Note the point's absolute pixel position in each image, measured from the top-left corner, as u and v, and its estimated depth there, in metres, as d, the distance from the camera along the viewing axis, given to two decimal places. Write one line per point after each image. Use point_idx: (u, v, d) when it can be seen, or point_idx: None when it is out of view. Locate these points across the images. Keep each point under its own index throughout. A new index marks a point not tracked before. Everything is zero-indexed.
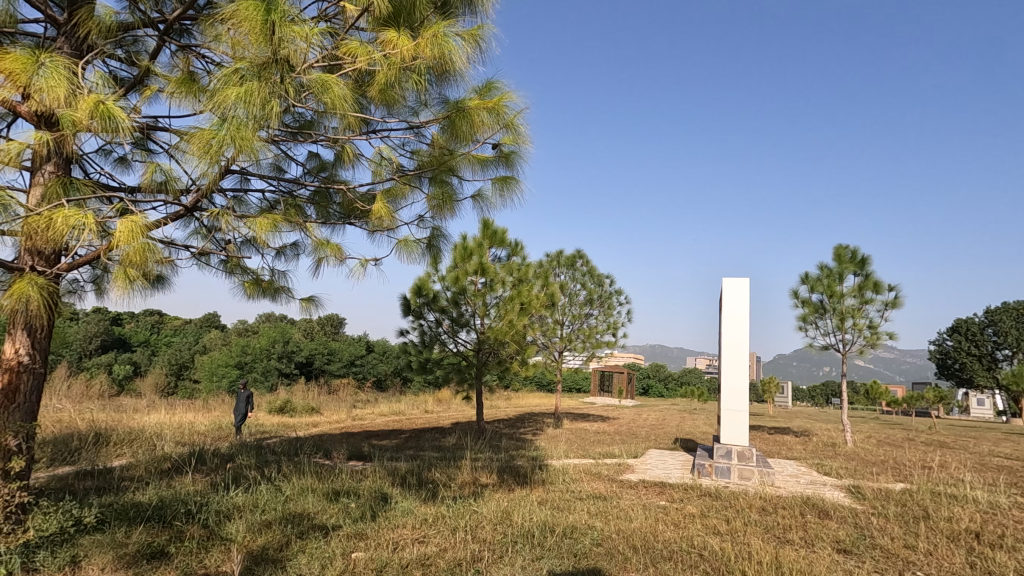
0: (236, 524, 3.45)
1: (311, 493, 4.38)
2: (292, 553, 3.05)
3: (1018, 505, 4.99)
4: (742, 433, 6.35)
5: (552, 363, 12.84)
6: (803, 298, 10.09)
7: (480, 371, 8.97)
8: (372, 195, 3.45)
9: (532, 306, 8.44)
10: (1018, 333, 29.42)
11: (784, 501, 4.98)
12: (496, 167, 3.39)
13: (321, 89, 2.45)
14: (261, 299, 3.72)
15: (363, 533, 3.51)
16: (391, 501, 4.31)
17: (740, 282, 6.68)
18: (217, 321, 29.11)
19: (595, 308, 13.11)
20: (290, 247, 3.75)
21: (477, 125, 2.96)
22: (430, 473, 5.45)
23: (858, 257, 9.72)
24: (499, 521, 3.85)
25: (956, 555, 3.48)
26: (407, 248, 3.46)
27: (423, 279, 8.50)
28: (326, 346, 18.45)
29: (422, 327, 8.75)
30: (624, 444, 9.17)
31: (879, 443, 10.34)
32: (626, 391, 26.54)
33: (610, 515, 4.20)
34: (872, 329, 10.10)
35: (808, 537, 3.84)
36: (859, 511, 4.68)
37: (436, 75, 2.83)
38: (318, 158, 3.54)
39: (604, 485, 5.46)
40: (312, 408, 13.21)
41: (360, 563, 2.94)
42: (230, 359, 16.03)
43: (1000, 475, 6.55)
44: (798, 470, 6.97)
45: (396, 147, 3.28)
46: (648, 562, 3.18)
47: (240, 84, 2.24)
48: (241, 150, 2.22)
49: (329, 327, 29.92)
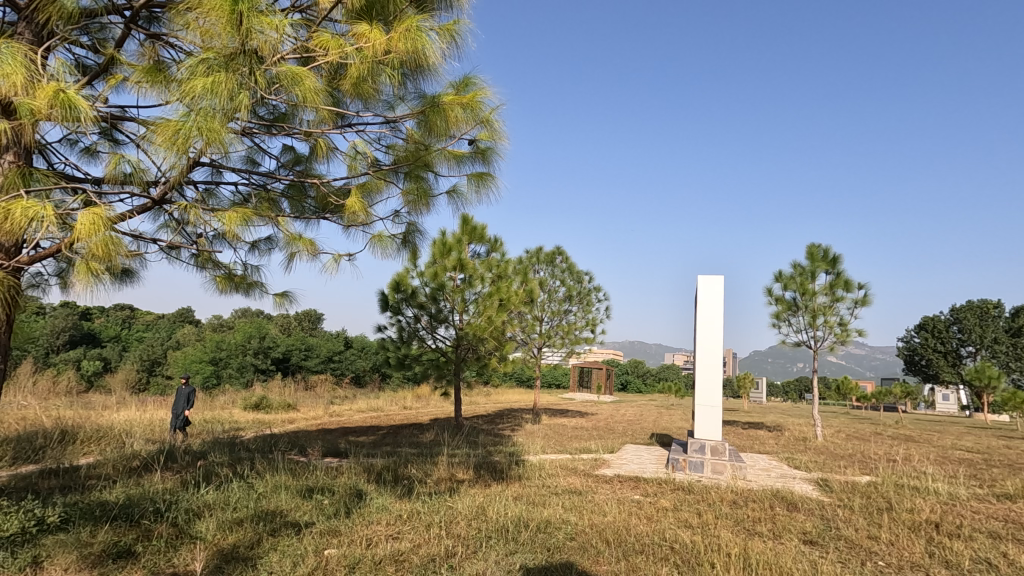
0: (207, 522, 3.39)
1: (284, 489, 4.34)
2: (264, 550, 3.01)
3: (977, 496, 5.18)
4: (715, 428, 6.48)
5: (531, 359, 12.87)
6: (777, 296, 10.28)
7: (459, 367, 8.96)
8: (347, 189, 3.41)
9: (510, 302, 8.44)
10: (982, 331, 30.45)
11: (754, 494, 5.09)
12: (472, 163, 3.39)
13: (292, 82, 2.41)
14: (233, 294, 3.67)
15: (336, 530, 3.49)
16: (367, 497, 4.29)
17: (715, 280, 6.80)
18: (190, 316, 28.57)
19: (574, 304, 13.20)
20: (264, 242, 3.70)
21: (452, 121, 2.95)
22: (407, 469, 5.44)
23: (830, 256, 9.95)
24: (474, 516, 3.87)
25: (916, 544, 3.60)
26: (382, 243, 3.44)
27: (401, 274, 8.44)
28: (304, 342, 18.23)
29: (400, 323, 8.70)
30: (601, 439, 9.26)
31: (848, 437, 10.62)
32: (604, 387, 26.78)
33: (584, 509, 4.24)
34: (842, 326, 10.35)
35: (776, 529, 3.93)
36: (826, 503, 4.81)
37: (410, 70, 2.81)
38: (293, 152, 3.49)
39: (580, 480, 5.51)
40: (288, 404, 13.05)
41: (332, 560, 2.93)
42: (205, 355, 15.75)
43: (961, 468, 6.78)
44: (769, 464, 7.12)
45: (372, 141, 3.26)
46: (620, 555, 3.22)
47: (207, 74, 2.20)
48: (210, 142, 2.18)
49: (307, 323, 29.52)
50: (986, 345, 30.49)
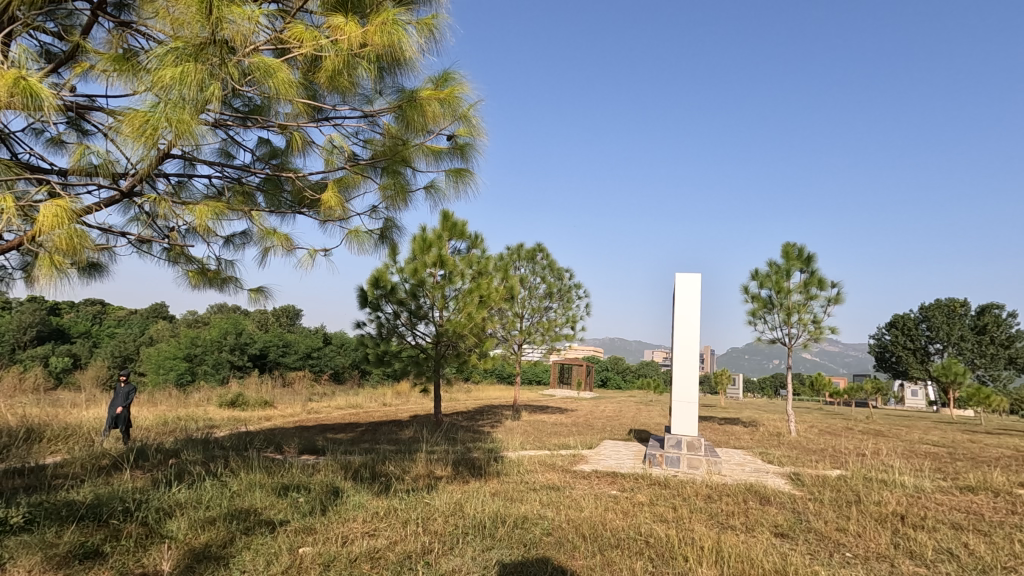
0: (178, 522, 3.33)
1: (258, 488, 4.29)
2: (236, 550, 2.97)
3: (941, 488, 5.36)
4: (691, 424, 6.57)
5: (511, 356, 12.90)
6: (753, 294, 10.45)
7: (438, 364, 8.93)
8: (324, 183, 3.37)
9: (491, 299, 8.44)
10: (949, 329, 31.40)
11: (728, 488, 5.18)
12: (451, 158, 3.38)
13: (265, 74, 2.37)
14: (207, 289, 3.61)
15: (312, 527, 3.47)
16: (343, 495, 4.26)
17: (694, 278, 6.88)
18: (164, 312, 28.01)
19: (555, 301, 13.25)
20: (239, 236, 3.63)
21: (430, 116, 2.93)
22: (384, 466, 5.41)
23: (804, 254, 10.14)
24: (451, 513, 3.86)
25: (882, 536, 3.70)
26: (358, 238, 3.41)
27: (380, 270, 8.36)
28: (282, 338, 17.97)
29: (379, 320, 8.63)
30: (580, 435, 9.33)
31: (820, 432, 10.88)
32: (585, 383, 27.02)
33: (561, 505, 4.27)
34: (816, 323, 10.57)
35: (749, 523, 4.01)
36: (797, 496, 4.92)
37: (388, 64, 2.77)
38: (268, 145, 3.42)
39: (557, 476, 5.55)
40: (265, 401, 12.87)
41: (307, 558, 2.89)
42: (178, 351, 15.22)
43: (927, 461, 7.00)
44: (744, 459, 7.25)
45: (350, 136, 3.23)
46: (596, 549, 3.25)
47: (176, 63, 2.14)
48: (180, 134, 2.13)
49: (285, 319, 29.18)
50: (952, 343, 31.47)
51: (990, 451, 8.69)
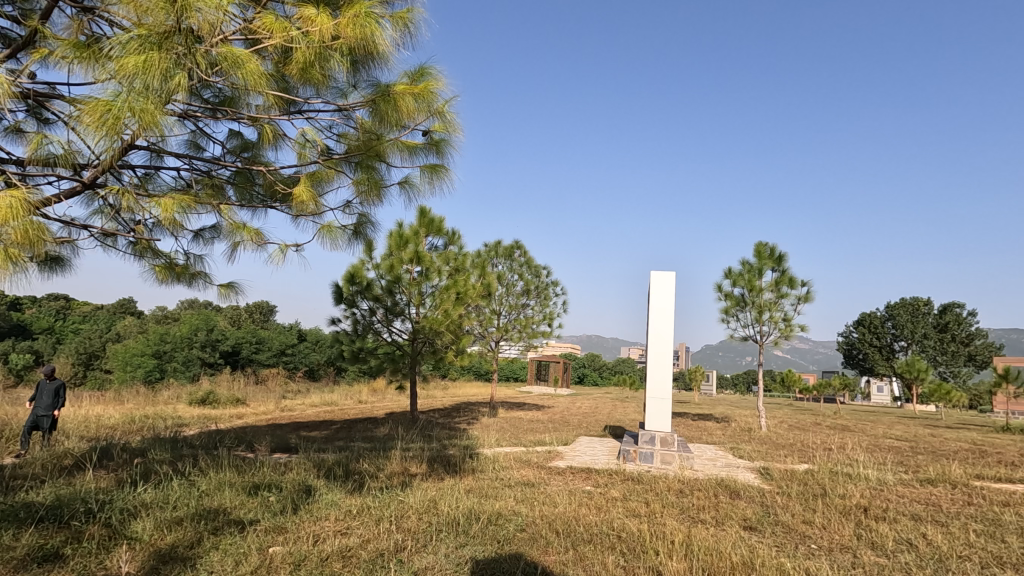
0: (143, 522, 3.26)
1: (228, 487, 4.21)
2: (204, 550, 2.91)
3: (902, 481, 5.54)
4: (665, 420, 6.65)
5: (488, 353, 12.91)
6: (726, 292, 10.64)
7: (414, 361, 8.89)
8: (296, 177, 3.32)
9: (468, 296, 8.41)
10: (913, 327, 32.46)
11: (700, 483, 5.26)
12: (426, 154, 3.35)
13: (232, 64, 2.32)
14: (174, 284, 3.52)
15: (283, 527, 3.41)
16: (316, 493, 4.21)
17: (668, 276, 6.97)
18: (132, 307, 27.31)
19: (532, 299, 13.27)
20: (208, 230, 3.56)
21: (404, 111, 2.90)
22: (359, 464, 5.35)
23: (776, 253, 10.36)
24: (425, 510, 3.85)
25: (846, 528, 3.81)
26: (331, 234, 3.36)
27: (356, 266, 8.24)
28: (255, 335, 17.63)
29: (355, 316, 8.52)
30: (556, 432, 9.37)
31: (790, 428, 11.13)
32: (562, 380, 27.15)
33: (536, 501, 4.30)
34: (786, 321, 10.81)
35: (719, 517, 4.08)
36: (766, 490, 5.03)
37: (362, 57, 2.74)
38: (239, 138, 3.35)
39: (532, 472, 5.59)
40: (237, 398, 12.63)
41: (277, 558, 2.85)
42: (147, 348, 14.79)
43: (889, 455, 7.23)
44: (715, 454, 7.39)
45: (323, 129, 3.17)
46: (569, 545, 3.28)
47: (140, 52, 2.08)
48: (144, 125, 2.07)
49: (258, 315, 28.71)
50: (916, 341, 32.52)
51: (949, 444, 9.02)
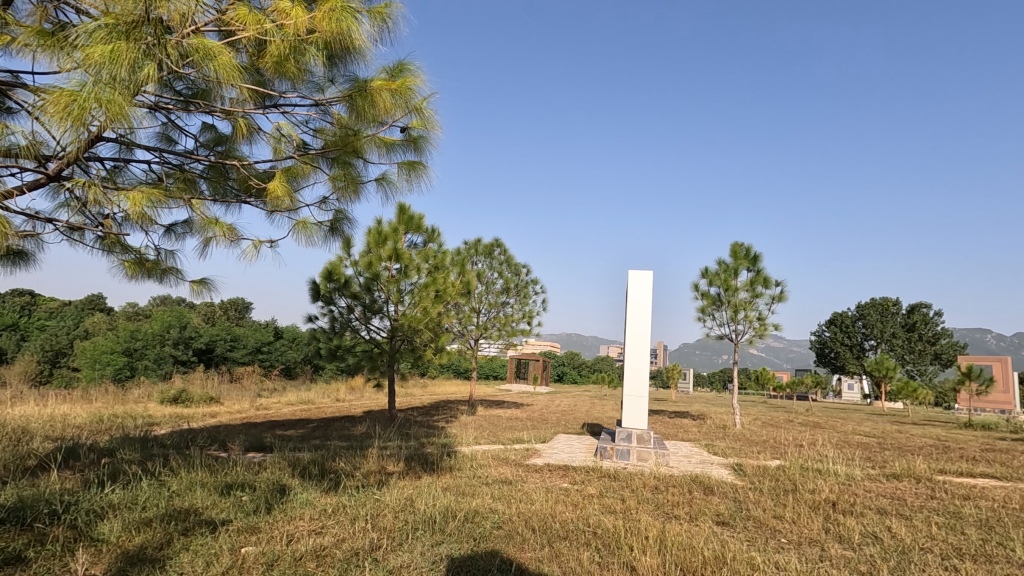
0: (110, 523, 3.18)
1: (200, 487, 4.14)
2: (174, 551, 2.86)
3: (869, 476, 5.70)
4: (641, 418, 6.73)
5: (468, 351, 12.90)
6: (703, 291, 10.80)
7: (393, 359, 8.83)
8: (271, 172, 3.27)
9: (447, 294, 8.39)
10: (882, 326, 33.37)
11: (674, 479, 5.34)
12: (404, 151, 3.33)
13: (204, 56, 2.26)
14: (145, 280, 3.45)
15: (256, 527, 3.37)
16: (290, 492, 4.16)
17: (645, 275, 7.05)
18: (101, 303, 26.61)
19: (511, 297, 13.27)
20: (180, 225, 3.49)
21: (382, 107, 2.88)
22: (335, 463, 5.30)
23: (751, 253, 10.55)
24: (401, 509, 3.83)
25: (814, 522, 3.91)
26: (306, 230, 3.32)
27: (334, 263, 8.14)
28: (229, 332, 17.31)
29: (332, 313, 8.40)
30: (534, 430, 9.39)
31: (763, 425, 11.36)
32: (541, 378, 27.28)
33: (512, 498, 4.31)
34: (760, 320, 11.02)
35: (692, 512, 4.15)
36: (738, 486, 5.12)
37: (338, 52, 2.70)
38: (213, 131, 3.28)
39: (510, 469, 5.60)
40: (211, 397, 12.40)
41: (249, 558, 2.81)
42: (117, 345, 14.40)
43: (857, 451, 7.42)
44: (691, 451, 7.49)
45: (299, 124, 3.13)
46: (544, 541, 3.30)
47: (106, 41, 2.03)
48: (111, 116, 2.02)
49: (233, 312, 28.23)
50: (885, 340, 33.45)
51: (915, 440, 9.30)
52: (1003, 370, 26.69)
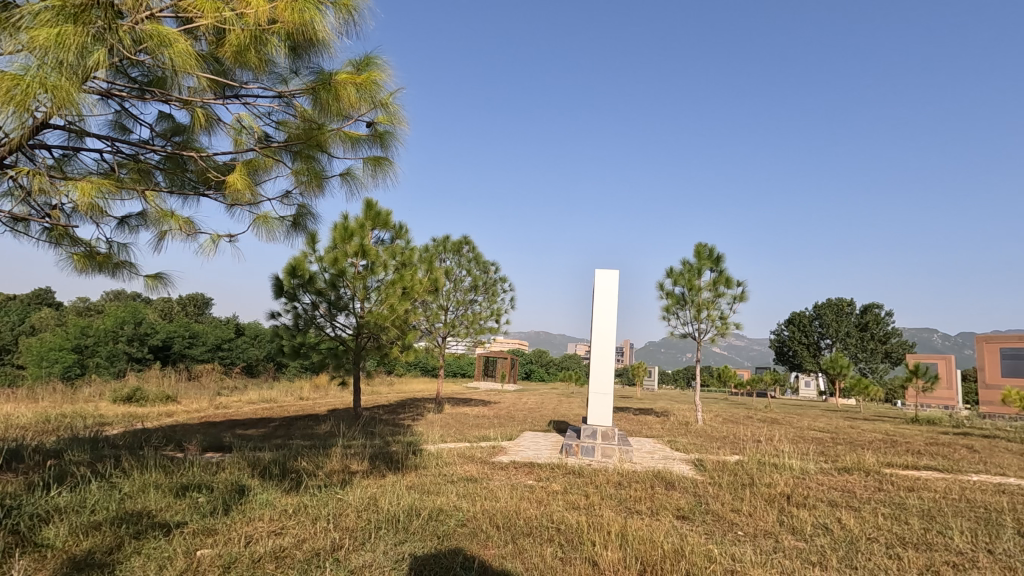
0: (56, 528, 3.05)
1: (153, 488, 4.00)
2: (124, 556, 2.75)
3: (822, 470, 5.93)
4: (606, 414, 6.84)
5: (435, 348, 12.82)
6: (668, 290, 11.02)
7: (358, 356, 8.70)
8: (231, 164, 3.18)
9: (414, 291, 8.33)
10: (837, 326, 34.69)
11: (637, 475, 5.44)
12: (369, 146, 3.29)
13: (159, 43, 2.18)
14: (96, 274, 3.32)
15: (213, 529, 3.28)
16: (249, 493, 4.06)
17: (612, 274, 7.15)
18: (50, 298, 25.41)
19: (479, 295, 13.25)
20: (134, 218, 3.36)
21: (346, 100, 2.83)
22: (296, 463, 5.20)
23: (714, 254, 10.81)
24: (364, 508, 3.79)
25: (770, 515, 4.04)
26: (267, 225, 3.24)
27: (298, 258, 7.95)
28: (188, 329, 16.74)
29: (296, 310, 8.23)
30: (501, 427, 9.40)
31: (723, 421, 11.66)
32: (509, 376, 27.37)
33: (477, 496, 4.32)
34: (722, 320, 11.32)
35: (654, 507, 4.23)
36: (699, 481, 5.26)
37: (301, 43, 2.64)
38: (170, 121, 3.17)
39: (476, 467, 5.60)
40: (167, 395, 11.98)
41: (205, 561, 2.74)
42: (66, 342, 13.67)
43: (812, 446, 7.71)
44: (654, 447, 7.64)
45: (261, 116, 3.05)
46: (509, 538, 3.32)
47: (51, 23, 1.93)
48: (58, 103, 1.94)
49: (192, 308, 27.38)
50: (840, 339, 34.78)
51: (864, 435, 9.72)
52: (947, 368, 28.11)
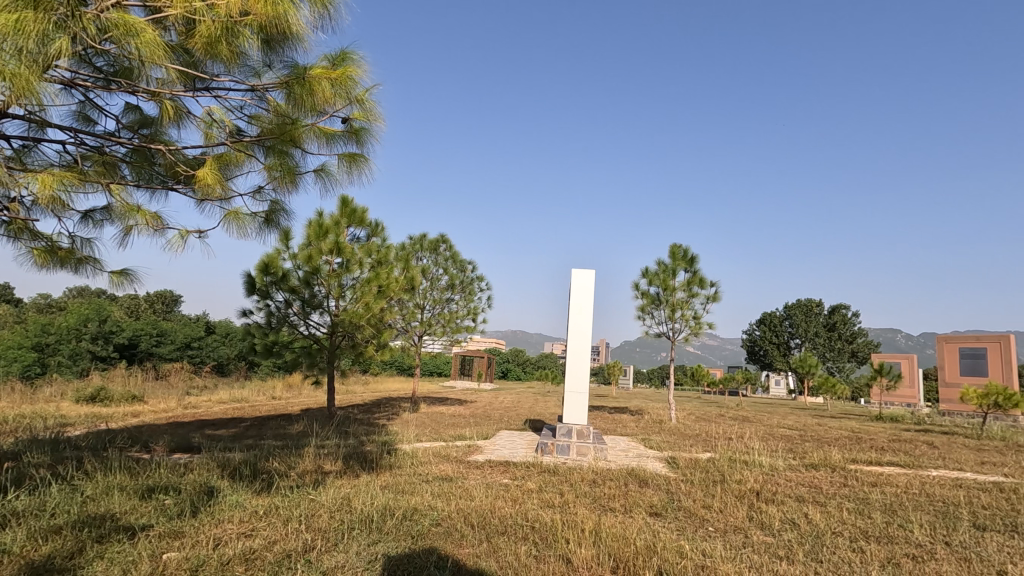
0: (13, 533, 2.94)
1: (118, 491, 3.89)
2: (86, 560, 2.67)
3: (790, 466, 6.08)
4: (581, 413, 6.89)
5: (411, 347, 12.74)
6: (643, 290, 11.14)
7: (332, 355, 8.59)
8: (200, 158, 3.10)
9: (390, 290, 8.26)
10: (806, 326, 35.57)
11: (612, 473, 5.49)
12: (345, 142, 3.25)
13: (126, 32, 2.11)
14: (57, 269, 3.20)
15: (180, 532, 3.20)
16: (218, 495, 3.97)
17: (588, 273, 7.20)
18: (8, 294, 24.42)
19: (456, 293, 13.21)
20: (99, 212, 3.26)
21: (320, 95, 2.79)
22: (268, 463, 5.10)
23: (689, 255, 10.97)
24: (337, 508, 3.74)
25: (739, 511, 4.12)
26: (237, 220, 3.18)
27: (271, 255, 7.80)
28: (155, 326, 16.27)
29: (268, 308, 8.09)
30: (476, 427, 9.39)
31: (696, 419, 11.86)
32: (485, 375, 27.35)
33: (452, 495, 4.31)
34: (696, 319, 11.50)
35: (627, 504, 4.29)
36: (671, 478, 5.34)
37: (274, 36, 2.59)
38: (138, 112, 3.07)
39: (451, 466, 5.59)
40: (133, 395, 11.64)
41: (171, 564, 2.68)
42: (25, 340, 13.20)
43: (780, 443, 7.90)
44: (628, 445, 7.73)
45: (233, 109, 2.99)
46: (483, 537, 3.32)
47: (10, 8, 1.86)
48: (18, 91, 1.89)
49: (160, 306, 26.64)
50: (809, 339, 35.66)
51: (831, 433, 9.99)
52: (910, 367, 29.07)
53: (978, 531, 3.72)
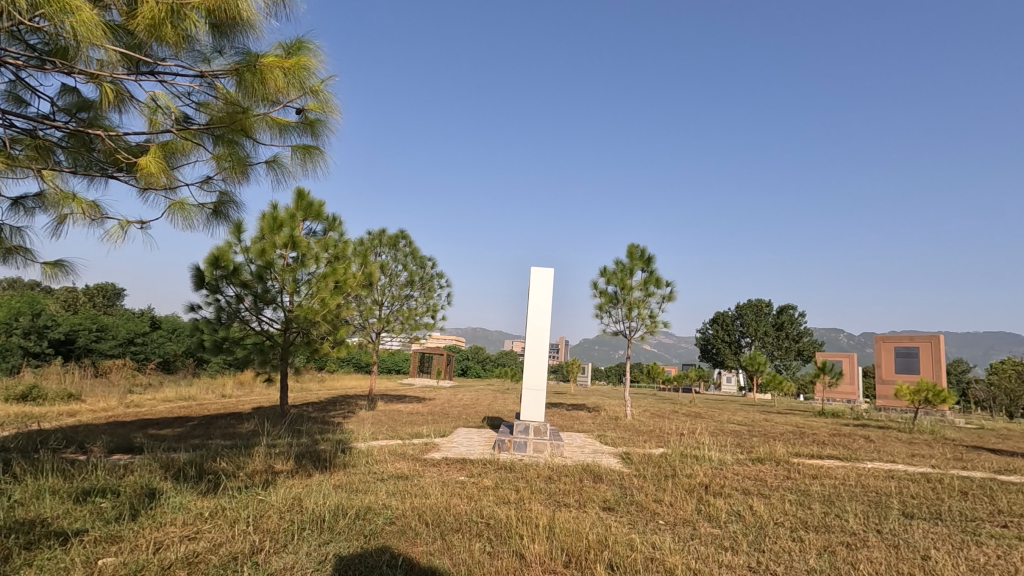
0: None
1: (49, 495, 3.67)
2: (13, 568, 2.51)
3: (738, 460, 6.31)
4: (538, 411, 6.94)
5: (369, 344, 12.55)
6: (601, 289, 11.31)
7: (285, 351, 8.36)
8: (144, 146, 2.95)
9: (347, 285, 8.11)
10: (756, 325, 36.91)
11: (567, 469, 5.56)
12: (299, 134, 3.16)
13: (59, 10, 1.99)
14: None
15: (118, 536, 3.06)
16: (161, 497, 3.81)
17: (547, 272, 7.25)
18: None
19: (416, 290, 13.08)
20: (30, 199, 3.07)
21: (273, 84, 2.70)
22: (214, 464, 4.92)
23: (645, 255, 11.20)
24: (287, 509, 3.66)
25: (688, 504, 4.25)
26: (182, 211, 3.05)
27: (222, 248, 7.52)
28: (95, 321, 15.40)
29: (218, 303, 7.80)
30: (434, 424, 9.34)
31: (650, 416, 12.15)
32: (444, 372, 27.20)
33: (407, 493, 4.28)
34: (652, 318, 11.76)
35: (581, 500, 4.36)
36: (625, 473, 5.44)
37: (224, 20, 2.50)
38: (77, 95, 2.90)
39: (407, 464, 5.54)
40: (69, 394, 11.01)
41: (107, 570, 2.56)
42: None
43: (729, 439, 8.18)
44: (584, 441, 7.85)
45: (180, 96, 2.86)
46: (437, 534, 3.31)
47: None
48: None
49: (100, 299, 25.27)
50: (758, 337, 37.01)
51: (777, 428, 10.40)
52: (851, 365, 30.59)
53: (906, 519, 3.96)
